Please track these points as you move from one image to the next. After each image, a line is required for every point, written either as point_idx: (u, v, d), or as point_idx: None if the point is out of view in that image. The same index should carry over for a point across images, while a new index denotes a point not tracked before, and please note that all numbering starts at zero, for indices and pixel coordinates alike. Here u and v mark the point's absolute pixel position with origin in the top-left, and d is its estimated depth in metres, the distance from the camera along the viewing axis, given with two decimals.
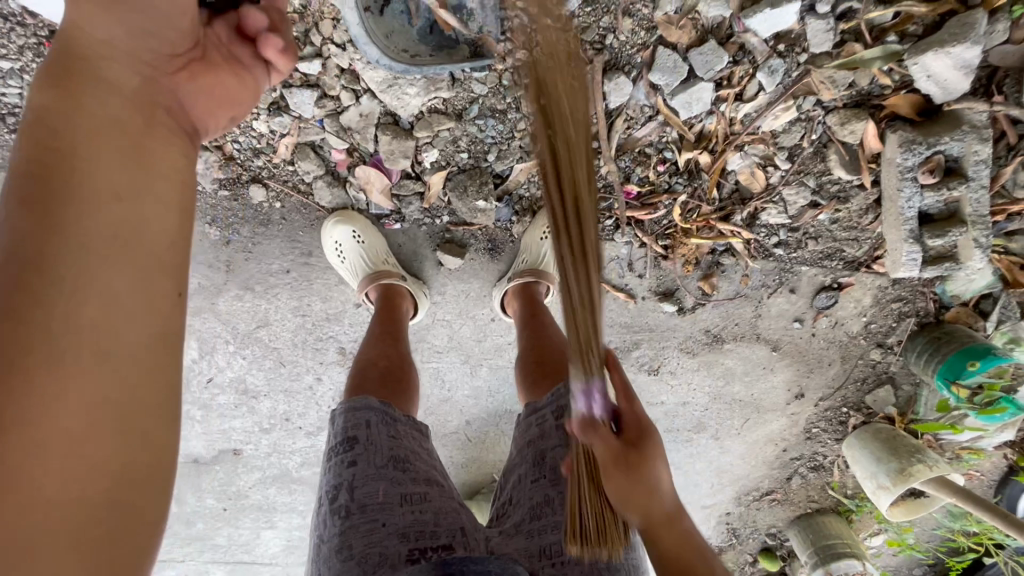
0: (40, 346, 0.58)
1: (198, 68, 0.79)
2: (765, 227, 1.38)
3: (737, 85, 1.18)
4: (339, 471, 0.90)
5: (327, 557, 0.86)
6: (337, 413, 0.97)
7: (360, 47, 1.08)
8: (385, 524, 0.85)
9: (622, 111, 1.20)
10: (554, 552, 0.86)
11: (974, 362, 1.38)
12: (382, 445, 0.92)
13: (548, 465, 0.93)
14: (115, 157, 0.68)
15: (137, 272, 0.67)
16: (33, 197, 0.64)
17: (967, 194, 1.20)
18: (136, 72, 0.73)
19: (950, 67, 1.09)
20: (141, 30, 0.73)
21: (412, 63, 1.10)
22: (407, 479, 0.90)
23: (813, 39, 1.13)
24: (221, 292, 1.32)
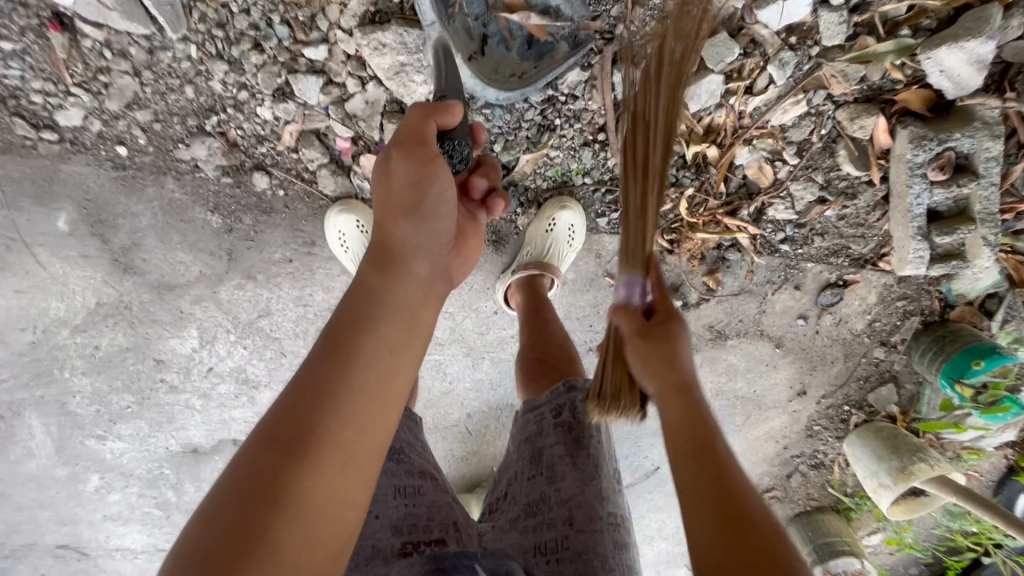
0: (298, 510, 0.56)
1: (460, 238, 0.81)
2: (771, 222, 1.37)
3: (748, 77, 1.17)
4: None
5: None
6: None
7: (482, 93, 1.10)
8: (378, 516, 0.85)
9: None
10: (547, 548, 0.85)
11: (979, 361, 1.38)
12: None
13: (543, 461, 0.93)
14: (385, 350, 0.68)
15: (377, 458, 0.65)
16: (326, 377, 0.64)
17: (979, 191, 1.18)
18: (423, 259, 0.75)
19: (965, 62, 1.07)
20: (430, 216, 0.74)
21: (525, 83, 1.11)
22: (401, 471, 0.90)
23: (825, 32, 1.12)
24: (222, 282, 1.31)
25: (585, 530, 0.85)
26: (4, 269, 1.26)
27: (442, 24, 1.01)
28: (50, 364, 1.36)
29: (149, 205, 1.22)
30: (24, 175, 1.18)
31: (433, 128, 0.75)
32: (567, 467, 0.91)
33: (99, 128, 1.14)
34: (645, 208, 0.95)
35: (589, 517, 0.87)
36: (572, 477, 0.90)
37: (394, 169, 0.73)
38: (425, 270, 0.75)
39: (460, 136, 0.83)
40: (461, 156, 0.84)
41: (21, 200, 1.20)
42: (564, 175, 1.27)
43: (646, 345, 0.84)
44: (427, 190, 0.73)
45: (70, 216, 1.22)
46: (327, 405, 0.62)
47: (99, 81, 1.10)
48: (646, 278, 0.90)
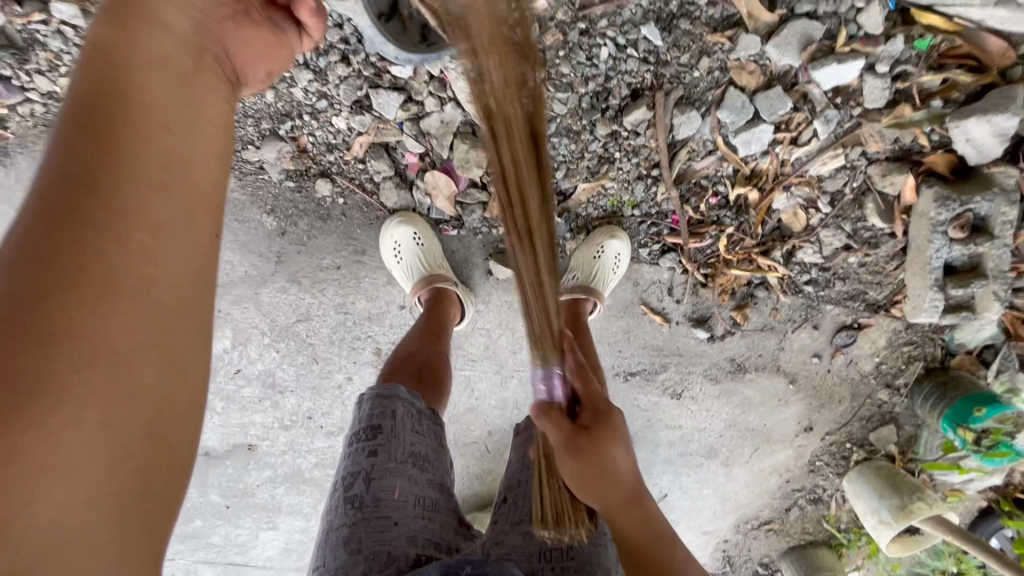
0: (93, 266, 0.53)
1: (243, 22, 0.76)
2: (799, 264, 1.45)
3: (794, 130, 1.23)
4: (357, 459, 0.82)
5: (333, 546, 0.77)
6: (364, 397, 0.90)
7: (378, 46, 1.06)
8: (397, 523, 0.78)
9: (686, 143, 1.23)
10: (553, 555, 0.81)
11: (980, 408, 1.48)
12: (407, 441, 0.85)
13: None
14: (165, 93, 0.63)
15: (194, 210, 0.62)
16: (96, 122, 0.58)
17: (993, 250, 1.30)
18: (189, 15, 0.69)
19: (990, 134, 1.18)
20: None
21: (428, 52, 1.03)
22: (424, 481, 0.84)
23: (869, 95, 1.18)
24: (267, 284, 1.34)
25: (590, 542, 0.82)
26: None
27: None
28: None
29: None
30: None
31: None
32: None
33: None
34: (526, 282, 0.74)
35: (595, 530, 0.84)
36: None
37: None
38: (190, 29, 0.69)
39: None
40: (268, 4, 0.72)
41: None
42: (616, 206, 1.32)
43: (576, 463, 0.74)
44: None
45: None
46: (94, 171, 0.56)
47: None
48: (564, 371, 0.78)
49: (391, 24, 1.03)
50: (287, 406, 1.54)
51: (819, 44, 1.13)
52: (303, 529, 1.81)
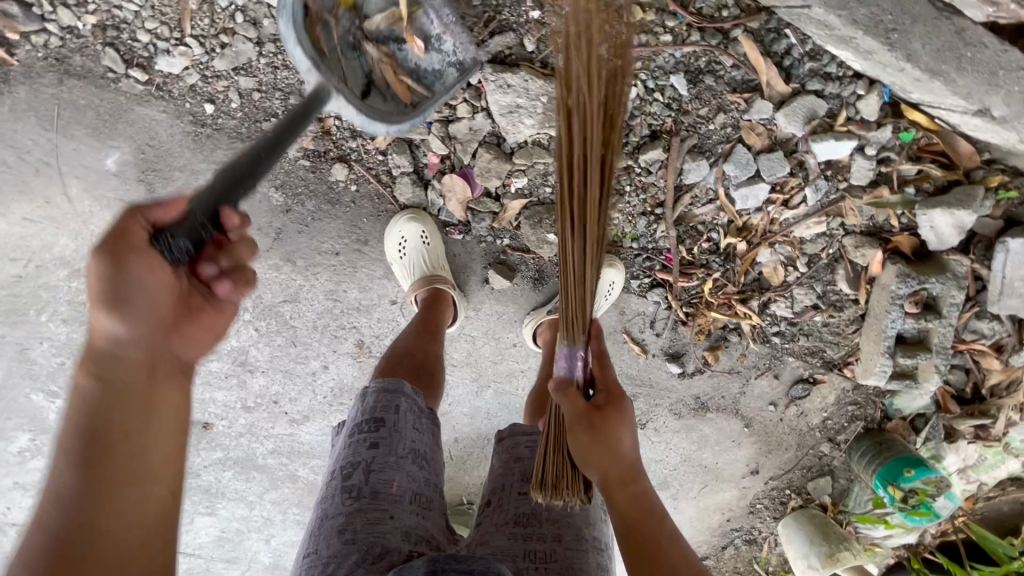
0: None
1: (187, 316, 0.74)
2: (771, 316, 1.55)
3: (787, 193, 1.33)
4: (357, 450, 0.82)
5: (327, 534, 0.77)
6: (369, 387, 0.90)
7: (367, 129, 1.00)
8: (392, 517, 0.78)
9: (691, 189, 1.30)
10: (538, 557, 0.82)
11: (910, 469, 1.61)
12: (407, 437, 0.85)
13: (534, 483, 0.90)
14: (113, 499, 0.64)
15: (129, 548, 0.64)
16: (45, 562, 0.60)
17: (939, 327, 1.45)
18: (136, 348, 0.69)
19: (951, 224, 1.32)
20: (142, 320, 0.69)
21: (416, 112, 1.06)
22: (421, 479, 0.84)
23: (855, 173, 1.30)
24: (260, 259, 1.30)
25: (573, 548, 0.84)
26: (27, 194, 1.17)
27: (317, 68, 0.92)
28: (27, 304, 1.30)
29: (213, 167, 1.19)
30: (88, 105, 1.10)
31: (144, 228, 0.69)
32: None
33: (195, 81, 1.09)
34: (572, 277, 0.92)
35: (578, 537, 0.85)
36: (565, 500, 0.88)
37: (88, 286, 0.67)
38: (133, 369, 0.69)
39: (182, 222, 0.71)
40: (190, 246, 0.71)
41: (74, 129, 1.12)
42: (617, 236, 1.38)
43: (587, 438, 0.84)
44: (126, 284, 0.67)
45: (123, 156, 1.15)
46: None
47: (217, 41, 1.06)
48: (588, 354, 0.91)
49: (368, 102, 1.02)
50: (253, 387, 1.49)
51: (822, 120, 1.22)
52: (242, 518, 1.73)
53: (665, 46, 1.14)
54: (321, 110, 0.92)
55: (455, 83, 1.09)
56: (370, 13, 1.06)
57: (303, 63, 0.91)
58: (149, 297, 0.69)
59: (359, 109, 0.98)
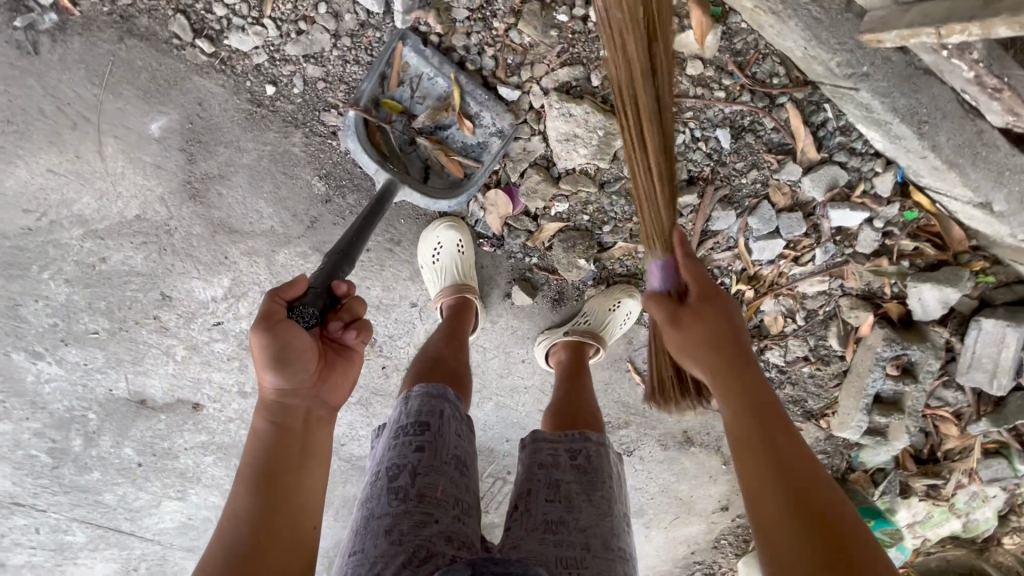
0: None
1: (328, 369, 0.84)
2: (765, 362, 1.64)
3: (799, 251, 1.43)
4: (403, 452, 0.84)
5: (373, 534, 0.79)
6: (413, 392, 0.91)
7: (432, 207, 1.16)
8: (437, 520, 0.79)
9: (715, 235, 1.38)
10: (569, 563, 0.85)
11: (868, 519, 1.73)
12: (451, 443, 0.87)
13: (561, 492, 0.92)
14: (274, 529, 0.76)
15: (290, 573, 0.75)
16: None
17: (914, 391, 1.58)
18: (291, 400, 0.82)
19: (936, 299, 1.45)
20: (290, 377, 0.80)
21: (467, 189, 1.17)
22: (463, 485, 0.85)
23: (861, 242, 1.41)
24: (288, 245, 1.28)
25: (602, 556, 0.87)
26: (57, 145, 1.13)
27: (382, 167, 1.09)
28: (30, 259, 1.23)
29: (260, 148, 1.17)
30: (145, 68, 1.09)
31: (281, 307, 0.79)
32: (585, 502, 0.91)
33: (262, 62, 1.11)
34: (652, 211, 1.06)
35: (606, 546, 0.88)
36: (591, 511, 0.91)
37: (253, 349, 0.77)
38: (289, 421, 0.81)
39: (312, 300, 0.82)
40: (318, 313, 0.82)
41: (124, 89, 1.10)
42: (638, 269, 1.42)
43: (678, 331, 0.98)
44: (282, 346, 0.77)
45: (169, 123, 1.13)
46: None
47: (295, 27, 1.08)
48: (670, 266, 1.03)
49: (427, 186, 1.17)
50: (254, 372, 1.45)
51: (842, 188, 1.32)
52: (215, 506, 1.67)
53: (717, 101, 1.20)
54: (393, 201, 1.07)
55: (496, 153, 1.17)
56: (418, 110, 1.16)
57: (372, 167, 1.09)
58: (300, 361, 0.79)
59: (422, 195, 1.13)
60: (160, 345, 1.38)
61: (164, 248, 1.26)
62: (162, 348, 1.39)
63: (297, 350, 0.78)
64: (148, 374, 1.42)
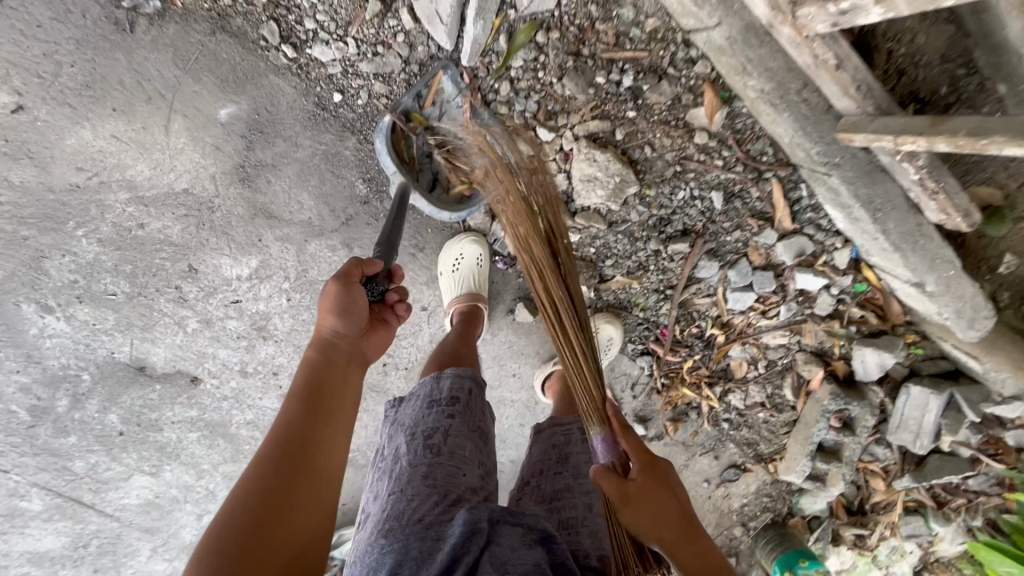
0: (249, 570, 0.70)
1: (375, 327, 1.03)
2: (727, 404, 1.81)
3: (767, 306, 1.63)
4: (437, 418, 0.96)
5: (409, 479, 0.88)
6: (444, 373, 1.03)
7: (431, 213, 1.31)
8: (464, 474, 0.91)
9: (699, 282, 1.57)
10: (569, 523, 0.96)
11: (803, 560, 1.88)
12: (476, 415, 1.00)
13: (568, 464, 1.06)
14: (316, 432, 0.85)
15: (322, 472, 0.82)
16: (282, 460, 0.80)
17: (851, 442, 1.78)
18: (344, 342, 0.97)
19: (876, 362, 1.67)
20: (349, 322, 0.97)
21: (466, 206, 1.32)
22: (483, 452, 0.97)
23: (819, 305, 1.63)
24: (321, 237, 1.38)
25: (599, 515, 0.99)
26: (127, 115, 1.22)
27: (400, 171, 1.24)
28: (70, 215, 1.29)
29: (315, 146, 1.30)
30: (228, 61, 1.21)
31: (356, 270, 0.99)
32: (588, 468, 1.06)
33: (334, 73, 1.24)
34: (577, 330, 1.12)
35: (604, 506, 1.01)
36: (591, 479, 1.04)
37: (327, 294, 0.95)
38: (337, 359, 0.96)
39: (381, 278, 1.02)
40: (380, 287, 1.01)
41: (202, 75, 1.21)
42: (629, 303, 1.60)
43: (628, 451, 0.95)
44: (349, 296, 0.96)
45: (237, 111, 1.24)
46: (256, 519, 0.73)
47: (373, 48, 1.23)
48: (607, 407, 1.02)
49: (433, 195, 1.31)
50: (259, 353, 1.50)
51: (807, 256, 1.55)
52: (185, 485, 1.67)
53: (716, 168, 1.39)
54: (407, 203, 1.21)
55: None
56: (442, 130, 1.30)
57: (391, 169, 1.23)
58: (358, 314, 0.97)
59: (427, 202, 1.28)
60: (174, 316, 1.43)
61: (202, 223, 1.34)
62: (176, 318, 1.44)
63: (359, 302, 0.97)
64: (154, 341, 1.46)
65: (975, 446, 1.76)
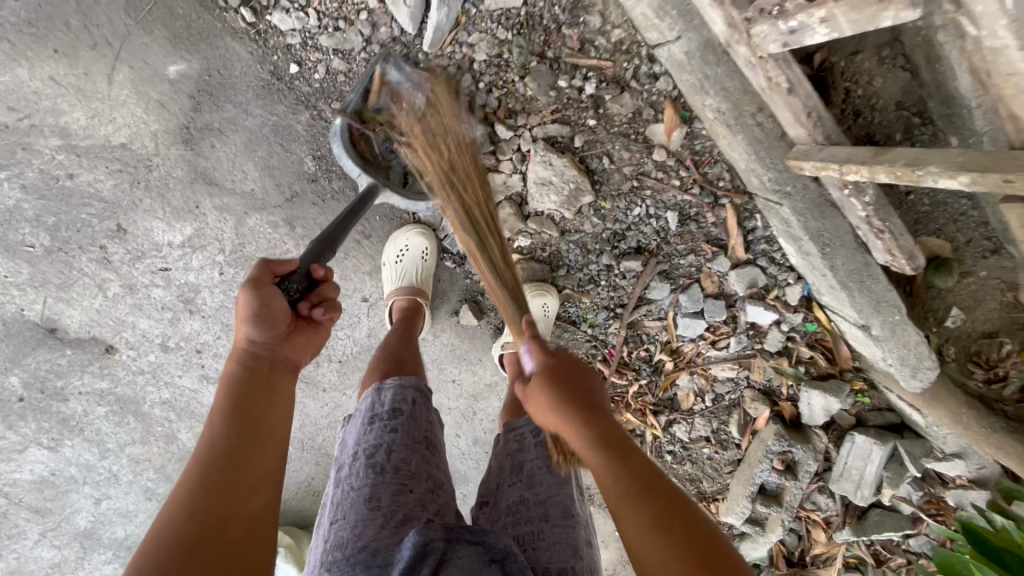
0: None
1: (299, 331, 0.91)
2: (671, 435, 1.76)
3: (718, 336, 1.60)
4: (378, 434, 0.84)
5: (353, 502, 0.78)
6: (386, 385, 0.91)
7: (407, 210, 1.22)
8: (411, 490, 0.80)
9: (650, 303, 1.55)
10: (527, 539, 0.85)
11: None
12: (422, 426, 0.88)
13: (523, 471, 0.94)
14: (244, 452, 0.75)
15: (254, 492, 0.73)
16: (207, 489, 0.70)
17: (793, 487, 1.74)
18: (263, 352, 0.85)
19: (821, 405, 1.65)
20: (268, 327, 0.85)
21: None
22: (434, 464, 0.85)
23: (770, 340, 1.60)
24: (262, 211, 1.33)
25: (560, 524, 0.87)
26: (68, 57, 1.17)
27: (365, 170, 1.15)
28: None
29: (265, 116, 1.26)
30: (184, 17, 1.18)
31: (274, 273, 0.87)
32: (546, 474, 0.93)
33: (293, 43, 1.22)
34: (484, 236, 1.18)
35: (565, 513, 0.89)
36: (551, 482, 0.92)
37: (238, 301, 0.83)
38: (259, 370, 0.84)
39: (301, 275, 0.90)
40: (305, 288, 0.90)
41: (155, 28, 1.18)
42: (579, 317, 1.57)
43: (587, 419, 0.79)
44: (268, 302, 0.84)
45: (188, 69, 1.21)
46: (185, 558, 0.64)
47: (334, 23, 1.21)
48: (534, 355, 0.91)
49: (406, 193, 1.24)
50: (183, 328, 1.42)
51: (759, 288, 1.53)
52: (85, 466, 1.55)
53: (672, 187, 1.39)
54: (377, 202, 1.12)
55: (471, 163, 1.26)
56: None
57: (355, 171, 1.14)
58: (277, 315, 0.85)
59: (403, 199, 1.20)
60: (95, 277, 1.35)
61: (137, 181, 1.28)
62: (95, 280, 1.35)
63: (281, 305, 0.85)
64: (69, 303, 1.37)
65: (917, 504, 1.71)
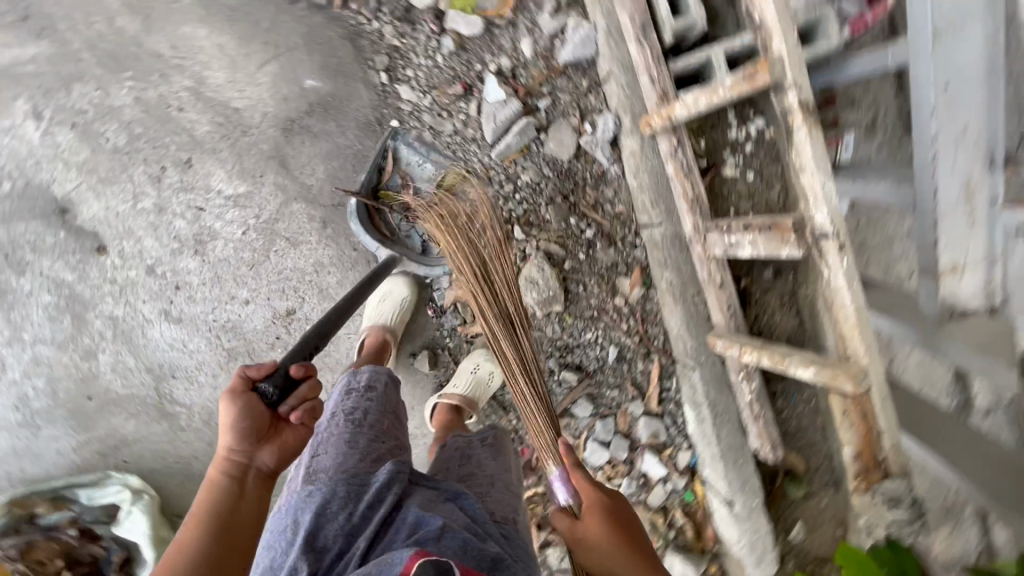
0: None
1: (278, 432, 0.95)
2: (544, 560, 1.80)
3: (614, 472, 1.80)
4: (358, 398, 1.17)
5: (338, 440, 1.08)
6: (364, 369, 1.24)
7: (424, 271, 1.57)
8: (379, 440, 1.11)
9: (570, 417, 1.80)
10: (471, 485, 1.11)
11: None
12: (389, 405, 1.21)
13: (471, 456, 1.18)
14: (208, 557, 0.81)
15: None
16: None
17: None
18: (234, 453, 0.90)
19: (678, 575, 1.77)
20: (241, 432, 0.90)
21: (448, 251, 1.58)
22: (396, 430, 1.18)
23: (654, 495, 1.79)
24: (308, 203, 1.59)
25: (498, 480, 1.12)
26: (240, 40, 1.54)
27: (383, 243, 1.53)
28: (138, 73, 1.53)
29: (354, 142, 1.60)
30: (339, 58, 1.58)
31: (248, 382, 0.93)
32: (487, 452, 1.18)
33: (405, 108, 1.61)
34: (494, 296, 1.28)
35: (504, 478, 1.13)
36: (492, 458, 1.17)
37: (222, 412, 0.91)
38: (231, 474, 0.90)
39: (276, 377, 0.95)
40: (281, 391, 0.95)
41: (314, 54, 1.57)
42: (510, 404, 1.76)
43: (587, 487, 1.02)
44: (243, 416, 0.90)
45: (318, 87, 1.57)
46: None
47: (439, 110, 1.60)
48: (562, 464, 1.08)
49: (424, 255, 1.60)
50: (180, 262, 1.58)
51: (659, 442, 1.77)
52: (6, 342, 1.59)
53: (622, 329, 1.74)
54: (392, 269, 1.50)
55: None
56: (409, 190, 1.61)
57: (376, 247, 1.53)
58: (251, 422, 0.91)
59: (419, 263, 1.56)
60: (142, 190, 1.56)
61: (227, 137, 1.55)
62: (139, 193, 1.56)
63: (251, 418, 0.90)
64: (106, 199, 1.56)
65: None
